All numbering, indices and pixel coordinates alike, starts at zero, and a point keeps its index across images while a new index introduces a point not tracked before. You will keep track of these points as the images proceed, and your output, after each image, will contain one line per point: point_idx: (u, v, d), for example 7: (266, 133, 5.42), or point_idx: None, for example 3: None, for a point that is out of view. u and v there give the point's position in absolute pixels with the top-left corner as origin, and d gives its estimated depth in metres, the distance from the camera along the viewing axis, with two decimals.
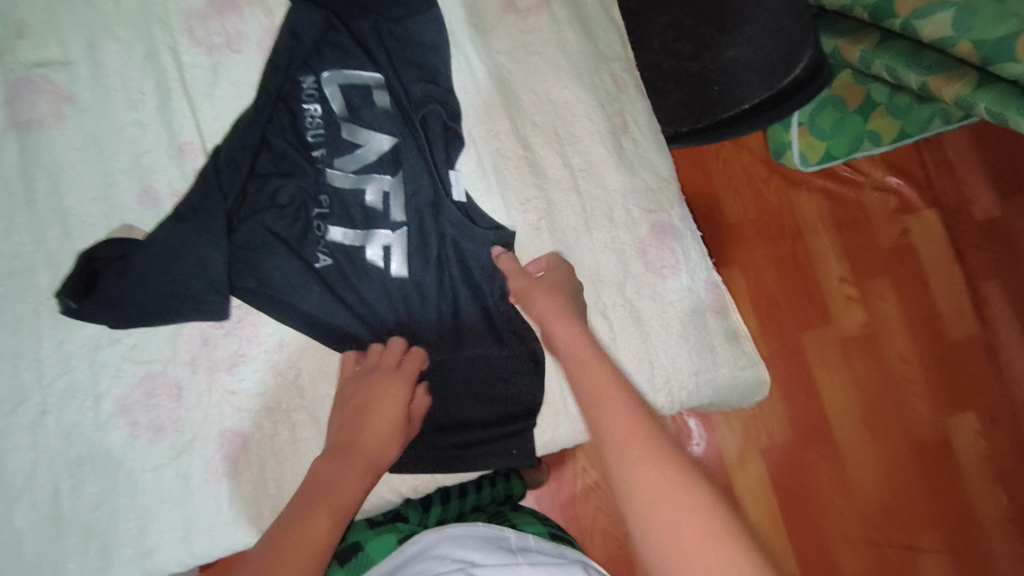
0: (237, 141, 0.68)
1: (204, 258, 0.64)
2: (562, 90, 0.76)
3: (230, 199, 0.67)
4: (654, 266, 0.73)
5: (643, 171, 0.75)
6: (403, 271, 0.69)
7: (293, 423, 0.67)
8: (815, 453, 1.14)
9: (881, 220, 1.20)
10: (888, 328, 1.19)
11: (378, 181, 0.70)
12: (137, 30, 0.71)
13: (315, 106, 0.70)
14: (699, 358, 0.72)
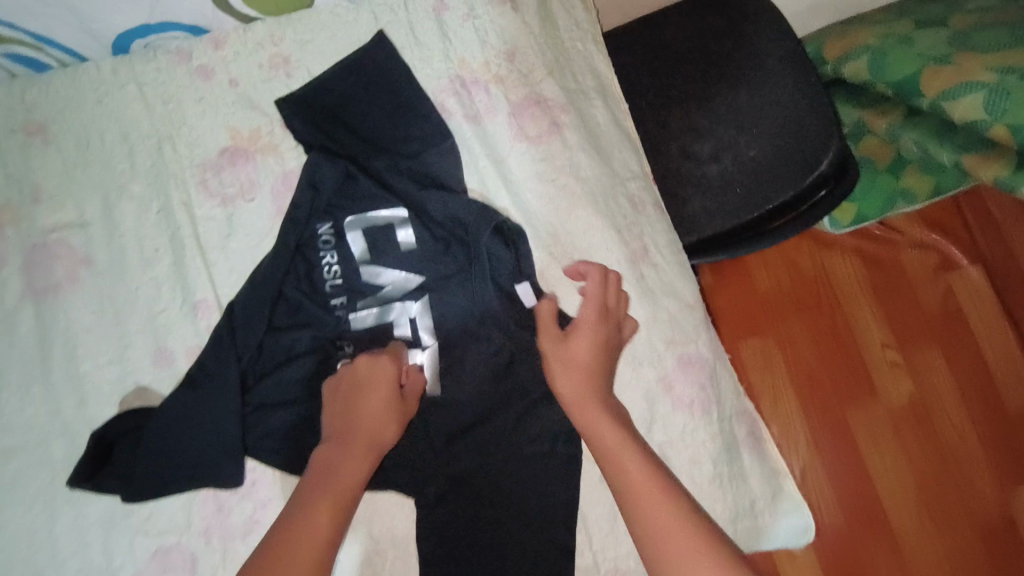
0: (249, 298, 0.67)
1: (220, 424, 0.63)
2: (578, 218, 0.73)
3: (245, 357, 0.66)
4: (683, 404, 0.69)
5: (666, 298, 0.73)
6: (436, 391, 0.68)
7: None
8: (870, 536, 1.10)
9: (923, 283, 1.17)
10: (941, 398, 1.14)
11: (401, 308, 0.69)
12: (152, 187, 0.71)
13: (332, 254, 0.69)
14: (737, 503, 0.68)
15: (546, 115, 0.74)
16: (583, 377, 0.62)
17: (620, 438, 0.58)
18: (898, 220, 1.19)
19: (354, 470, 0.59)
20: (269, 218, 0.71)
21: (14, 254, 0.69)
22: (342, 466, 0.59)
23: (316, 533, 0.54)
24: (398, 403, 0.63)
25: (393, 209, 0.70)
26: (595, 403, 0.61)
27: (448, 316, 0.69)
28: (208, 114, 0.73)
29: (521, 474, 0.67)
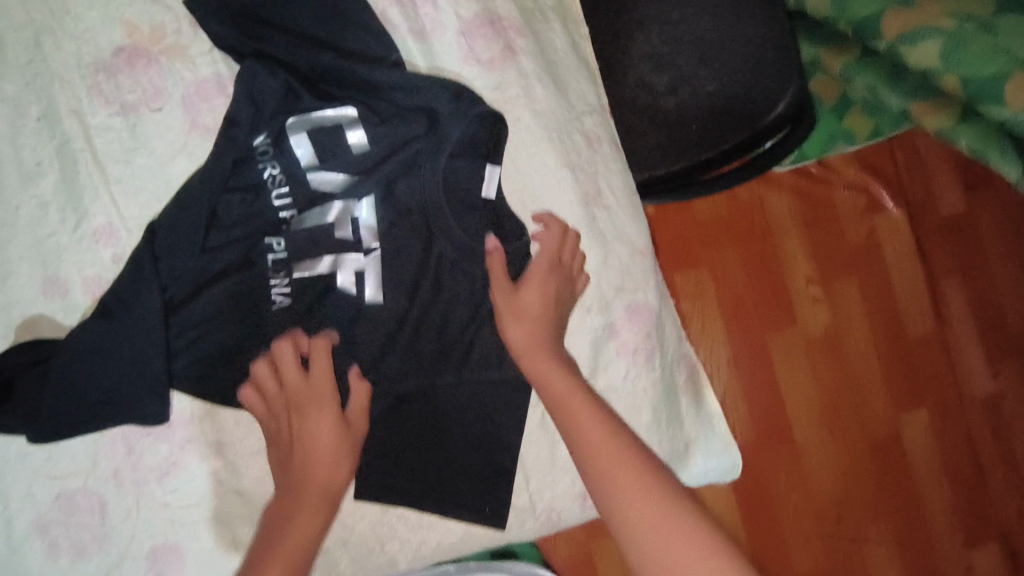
0: (174, 224, 0.60)
1: (141, 357, 0.57)
2: (532, 156, 0.69)
3: (174, 289, 0.60)
4: (627, 350, 0.69)
5: (617, 244, 0.70)
6: (377, 296, 0.63)
7: (236, 535, 0.63)
8: (775, 456, 1.13)
9: (850, 219, 1.17)
10: (850, 327, 1.17)
11: (344, 208, 0.63)
12: (30, 87, 0.60)
13: (273, 165, 0.62)
14: (671, 445, 0.70)
15: (499, 37, 0.69)
16: (533, 324, 0.62)
17: (599, 443, 0.55)
18: (838, 162, 1.16)
19: (310, 513, 0.58)
20: (182, 134, 0.62)
21: None
22: (295, 527, 0.57)
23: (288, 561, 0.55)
24: (345, 434, 0.60)
25: (340, 107, 0.63)
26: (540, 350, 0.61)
27: (395, 247, 0.64)
28: (97, 3, 0.61)
29: (473, 408, 0.65)
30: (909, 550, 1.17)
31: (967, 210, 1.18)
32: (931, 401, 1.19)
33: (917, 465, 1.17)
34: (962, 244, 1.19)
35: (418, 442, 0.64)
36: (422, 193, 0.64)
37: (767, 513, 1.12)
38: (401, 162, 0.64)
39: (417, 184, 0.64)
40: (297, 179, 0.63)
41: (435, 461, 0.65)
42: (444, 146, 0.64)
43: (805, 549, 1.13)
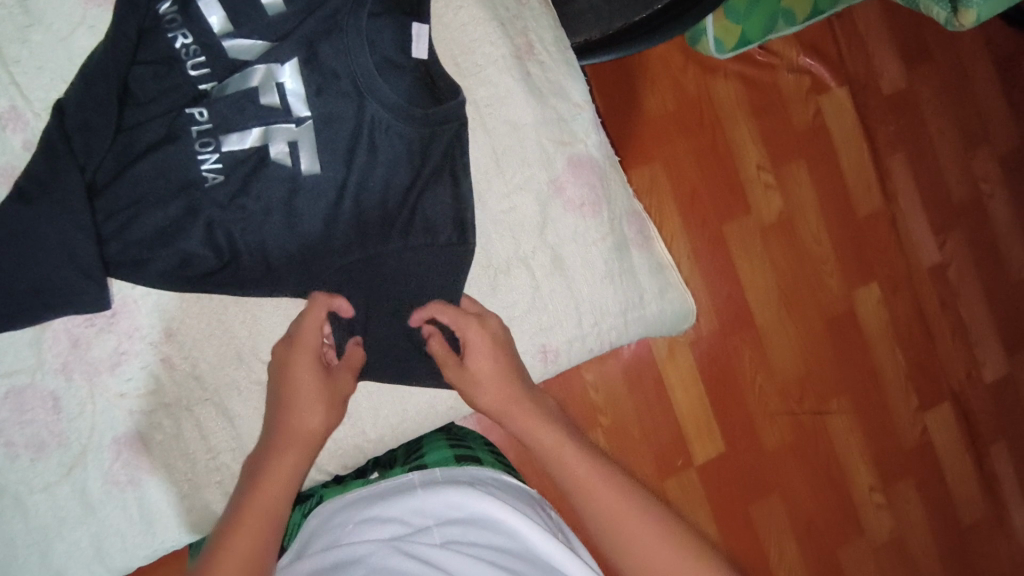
0: (82, 100, 0.56)
1: (70, 243, 0.54)
2: (457, 11, 0.67)
3: (90, 169, 0.57)
4: (573, 205, 0.68)
5: (553, 98, 0.68)
6: (315, 168, 0.60)
7: (198, 418, 0.62)
8: (739, 341, 1.09)
9: (796, 101, 1.12)
10: (803, 209, 1.13)
11: (267, 74, 0.59)
12: None
13: (182, 33, 0.58)
14: (627, 295, 0.71)
15: None
16: (499, 382, 0.62)
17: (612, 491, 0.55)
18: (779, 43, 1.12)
19: (294, 458, 0.58)
20: (80, 7, 0.59)
21: None
22: (273, 460, 0.57)
23: (277, 483, 0.56)
24: (327, 387, 0.60)
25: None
26: (519, 407, 0.62)
27: (324, 113, 0.60)
28: None
29: (424, 273, 0.64)
30: (874, 423, 1.14)
31: (905, 86, 1.19)
32: (883, 274, 1.16)
33: (876, 341, 1.15)
34: (901, 119, 1.19)
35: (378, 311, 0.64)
36: (344, 56, 0.60)
37: (734, 400, 1.08)
38: (318, 22, 0.60)
39: (337, 46, 0.60)
40: (207, 45, 0.59)
41: (391, 330, 0.65)
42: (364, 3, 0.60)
43: (771, 430, 1.10)
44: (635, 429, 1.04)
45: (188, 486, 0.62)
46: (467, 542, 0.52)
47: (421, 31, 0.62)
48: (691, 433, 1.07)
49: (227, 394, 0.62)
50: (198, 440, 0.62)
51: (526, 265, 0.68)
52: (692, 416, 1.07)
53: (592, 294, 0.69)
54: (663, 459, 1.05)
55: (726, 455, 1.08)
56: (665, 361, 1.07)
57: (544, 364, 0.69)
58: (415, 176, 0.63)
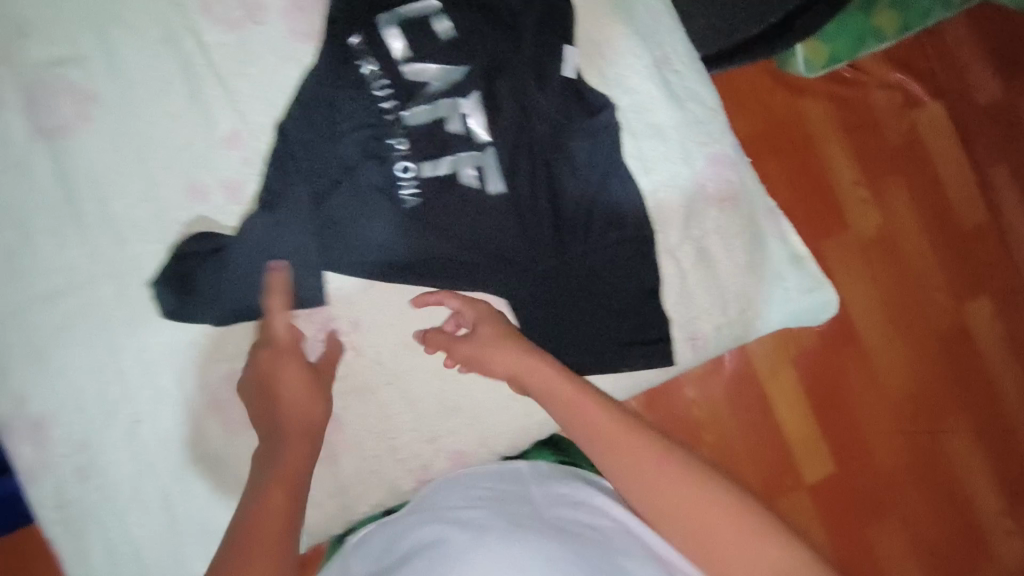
0: (302, 124, 0.67)
1: (303, 246, 0.65)
2: (603, 27, 0.73)
3: (311, 185, 0.66)
4: (714, 200, 0.73)
5: (690, 102, 0.74)
6: (499, 188, 0.69)
7: (381, 400, 0.69)
8: (844, 358, 1.05)
9: (889, 115, 1.11)
10: (902, 223, 1.09)
11: (452, 105, 0.68)
12: (151, 13, 0.66)
13: (371, 60, 0.68)
14: (768, 285, 0.74)
15: None
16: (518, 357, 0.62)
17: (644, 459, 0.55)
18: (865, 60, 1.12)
19: (302, 445, 0.58)
20: (285, 43, 0.68)
21: (10, 91, 0.63)
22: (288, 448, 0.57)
23: (302, 455, 0.57)
24: (315, 381, 0.63)
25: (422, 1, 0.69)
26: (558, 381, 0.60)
27: (497, 134, 0.69)
28: None
29: (591, 271, 0.70)
30: (993, 442, 1.09)
31: (1004, 96, 1.15)
32: (993, 287, 1.11)
33: (989, 357, 1.10)
34: (1000, 129, 1.15)
35: (555, 306, 0.71)
36: (513, 85, 0.69)
37: (843, 419, 1.05)
38: (484, 41, 0.69)
39: (507, 80, 0.69)
40: (392, 72, 0.68)
41: (568, 324, 0.71)
42: (523, 35, 0.69)
43: (885, 450, 1.05)
44: (741, 448, 1.02)
45: (379, 460, 0.69)
46: (563, 528, 0.55)
47: (568, 52, 0.69)
48: (800, 452, 1.04)
49: (413, 378, 0.70)
50: (390, 419, 0.69)
51: (674, 257, 0.73)
52: (800, 436, 1.04)
53: (738, 286, 0.73)
54: (772, 479, 1.03)
55: (838, 475, 1.04)
56: (770, 383, 1.05)
57: (695, 349, 0.73)
58: (583, 185, 0.70)
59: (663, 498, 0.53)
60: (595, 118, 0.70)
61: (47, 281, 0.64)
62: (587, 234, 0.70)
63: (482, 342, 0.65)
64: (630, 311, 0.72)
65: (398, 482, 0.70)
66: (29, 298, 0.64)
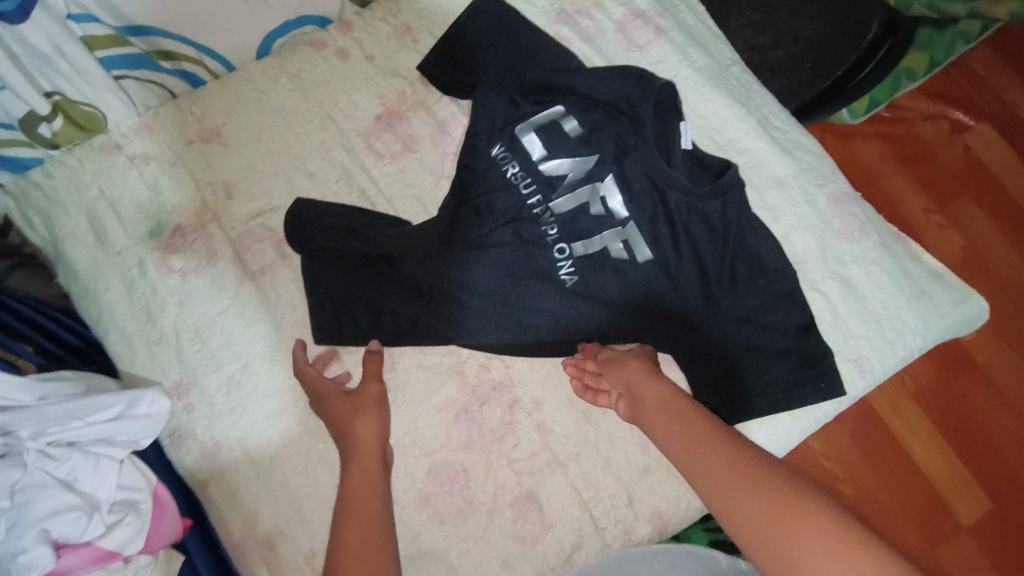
0: (456, 227, 0.74)
1: (465, 269, 0.73)
2: (706, 102, 0.82)
3: (480, 276, 0.73)
4: (844, 233, 0.78)
5: (798, 151, 0.81)
6: (647, 255, 0.73)
7: (576, 472, 0.73)
8: (964, 384, 1.03)
9: (940, 145, 1.12)
10: (987, 240, 1.08)
11: (591, 189, 0.74)
12: (326, 160, 0.77)
13: (513, 164, 0.75)
14: (917, 303, 0.77)
15: (648, 25, 0.85)
16: (657, 384, 0.64)
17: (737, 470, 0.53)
18: (902, 98, 1.14)
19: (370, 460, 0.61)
20: (438, 165, 0.79)
21: (222, 245, 0.74)
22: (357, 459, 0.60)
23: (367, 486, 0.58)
24: (365, 394, 0.66)
25: (549, 107, 0.76)
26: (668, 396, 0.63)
27: (635, 212, 0.74)
28: (357, 87, 0.79)
29: (743, 317, 0.72)
30: None
31: None
32: None
33: None
34: None
35: (714, 355, 0.73)
36: (642, 164, 0.73)
37: (982, 448, 1.01)
38: (608, 133, 0.76)
39: (633, 164, 0.74)
40: (532, 170, 0.75)
41: (726, 372, 0.73)
42: (643, 120, 0.72)
43: None
44: (884, 494, 1.00)
45: (581, 530, 0.72)
46: None
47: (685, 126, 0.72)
48: (947, 490, 1.00)
49: (606, 446, 0.74)
50: (584, 486, 0.73)
51: (820, 291, 0.76)
52: (941, 472, 1.01)
53: (889, 308, 0.76)
54: (926, 520, 0.99)
55: (995, 510, 0.99)
56: (895, 419, 1.02)
57: (863, 375, 0.75)
58: (721, 245, 0.72)
59: (747, 508, 0.50)
60: (721, 180, 0.69)
61: (264, 405, 0.71)
62: (734, 284, 0.72)
63: (632, 377, 0.65)
64: (790, 348, 0.73)
65: (605, 550, 0.72)
66: (251, 423, 0.70)
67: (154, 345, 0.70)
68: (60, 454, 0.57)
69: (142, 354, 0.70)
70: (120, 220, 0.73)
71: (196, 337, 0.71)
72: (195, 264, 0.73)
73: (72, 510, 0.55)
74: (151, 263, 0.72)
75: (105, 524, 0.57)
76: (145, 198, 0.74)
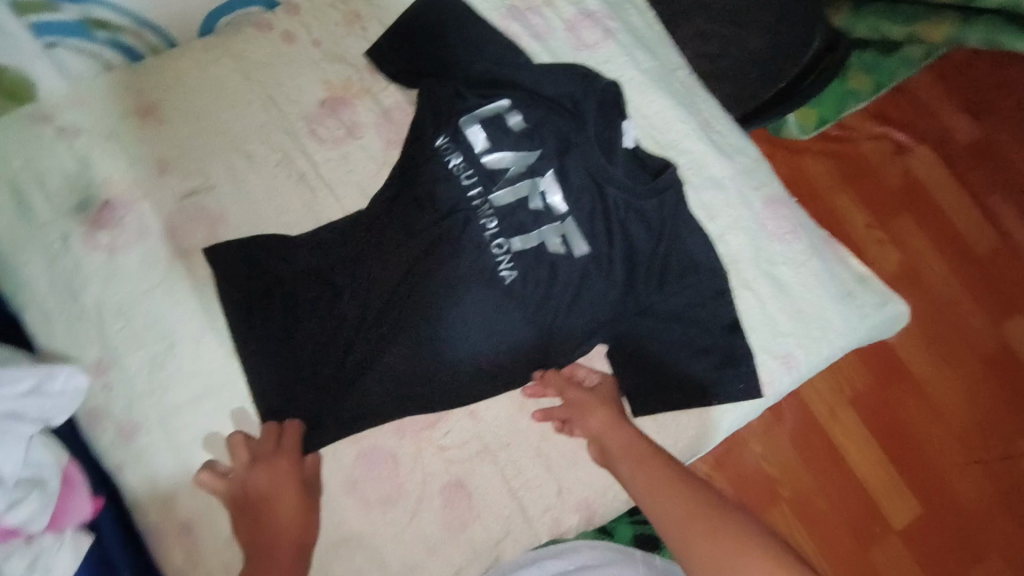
0: (400, 217, 0.73)
1: (415, 265, 0.72)
2: (650, 103, 0.84)
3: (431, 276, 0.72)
4: (777, 235, 0.80)
5: (736, 155, 0.84)
6: (585, 250, 0.74)
7: (507, 461, 0.73)
8: (900, 393, 1.07)
9: (882, 165, 1.16)
10: (922, 257, 1.12)
11: (531, 184, 0.75)
12: (267, 142, 0.76)
13: (456, 155, 0.75)
14: (843, 305, 0.79)
15: (597, 25, 0.87)
16: (619, 428, 0.69)
17: (665, 479, 0.62)
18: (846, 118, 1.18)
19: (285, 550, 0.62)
20: (382, 152, 0.79)
21: (153, 223, 0.72)
22: (278, 567, 0.61)
23: None
24: (271, 470, 0.65)
25: (495, 102, 0.77)
26: (619, 429, 0.69)
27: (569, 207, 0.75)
28: (303, 70, 0.79)
29: (670, 313, 0.74)
30: None
31: (983, 133, 1.16)
32: None
33: None
34: (991, 164, 1.15)
35: (643, 348, 0.75)
36: (583, 162, 0.75)
37: (911, 456, 1.05)
38: (552, 128, 0.76)
39: (571, 163, 0.75)
40: (474, 164, 0.75)
41: (652, 366, 0.74)
42: (586, 118, 0.75)
43: (964, 482, 1.03)
44: (820, 497, 1.03)
45: (509, 519, 0.72)
46: None
47: (628, 127, 0.75)
48: (880, 497, 1.03)
49: (539, 436, 0.74)
50: (514, 477, 0.73)
51: (751, 289, 0.78)
52: (875, 479, 1.04)
53: (815, 308, 0.79)
54: (858, 525, 1.02)
55: (923, 516, 1.03)
56: (833, 426, 1.06)
57: (789, 371, 0.77)
58: (654, 241, 0.74)
59: (675, 516, 0.57)
60: (659, 179, 0.72)
61: (190, 387, 0.69)
62: (661, 284, 0.73)
63: (598, 425, 0.70)
64: (716, 345, 0.74)
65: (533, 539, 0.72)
66: (174, 405, 0.68)
67: (74, 321, 0.68)
68: None
69: (62, 330, 0.68)
70: (46, 192, 0.70)
71: (119, 314, 0.69)
72: (123, 241, 0.71)
73: None
74: (76, 238, 0.70)
75: (8, 500, 0.54)
76: (73, 172, 0.71)
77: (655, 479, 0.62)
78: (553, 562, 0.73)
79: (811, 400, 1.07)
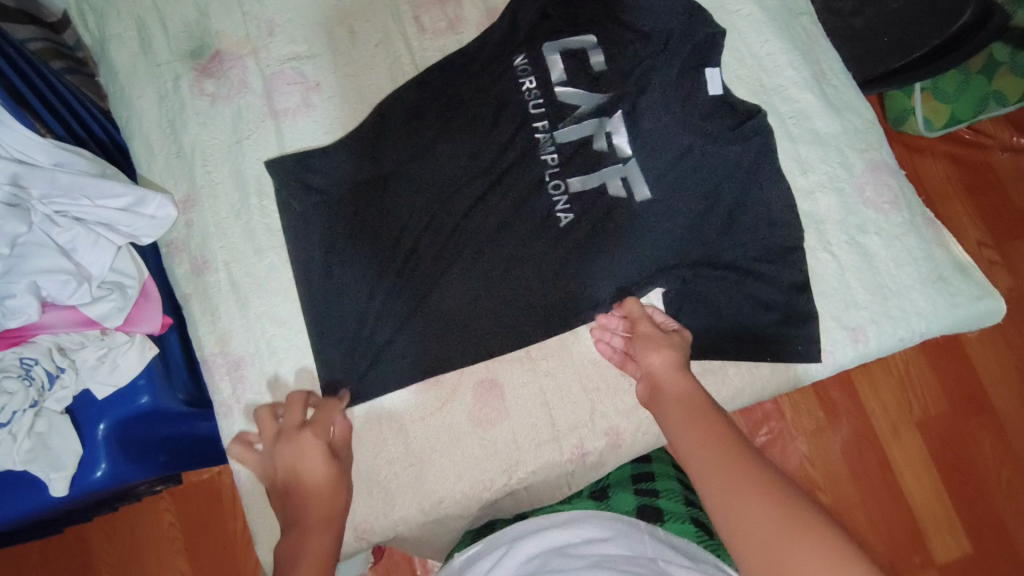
0: (478, 127, 0.71)
1: (485, 176, 0.71)
2: (764, 43, 0.80)
3: (502, 190, 0.70)
4: (873, 202, 0.75)
5: (846, 112, 0.78)
6: (645, 195, 0.70)
7: (545, 370, 0.74)
8: (973, 426, 0.99)
9: (1012, 180, 1.05)
10: None
11: (597, 124, 0.71)
12: (373, 22, 0.78)
13: (529, 80, 0.72)
14: (932, 289, 0.74)
15: None
16: (674, 379, 0.64)
17: (714, 446, 0.56)
18: (985, 122, 1.06)
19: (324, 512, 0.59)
20: None
21: (255, 79, 0.75)
22: (312, 540, 0.57)
23: None
24: (298, 445, 0.62)
25: (582, 35, 0.73)
26: (676, 382, 0.63)
27: (653, 125, 0.70)
28: None
29: (740, 259, 0.70)
30: None
31: None
32: None
33: None
34: None
35: (701, 302, 0.71)
36: (658, 106, 0.71)
37: (971, 494, 0.97)
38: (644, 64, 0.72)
39: (653, 99, 0.71)
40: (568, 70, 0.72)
41: (710, 313, 0.71)
42: (675, 57, 0.71)
43: None
44: (859, 510, 0.96)
45: (536, 428, 0.73)
46: (595, 559, 0.54)
47: (713, 74, 0.70)
48: (927, 527, 0.96)
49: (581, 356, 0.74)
50: (547, 388, 0.73)
51: (831, 253, 0.74)
52: (926, 510, 0.97)
53: (899, 285, 0.74)
54: (896, 548, 0.95)
55: (972, 556, 0.95)
56: (894, 444, 0.98)
57: (855, 345, 0.73)
58: (734, 180, 0.70)
59: (726, 486, 0.52)
60: (743, 126, 0.69)
61: (261, 238, 0.73)
62: (732, 228, 0.70)
63: (659, 369, 0.64)
64: (782, 301, 0.70)
65: (554, 454, 0.72)
66: (243, 251, 0.73)
67: (173, 157, 0.73)
68: (63, 223, 0.61)
69: (161, 163, 0.73)
70: (167, 34, 0.75)
71: (211, 159, 0.74)
72: (226, 92, 0.75)
73: (63, 273, 0.59)
74: (186, 81, 0.74)
75: (91, 295, 0.61)
76: (194, 20, 0.76)
77: (705, 440, 0.57)
78: (556, 533, 0.61)
79: (875, 408, 0.99)
